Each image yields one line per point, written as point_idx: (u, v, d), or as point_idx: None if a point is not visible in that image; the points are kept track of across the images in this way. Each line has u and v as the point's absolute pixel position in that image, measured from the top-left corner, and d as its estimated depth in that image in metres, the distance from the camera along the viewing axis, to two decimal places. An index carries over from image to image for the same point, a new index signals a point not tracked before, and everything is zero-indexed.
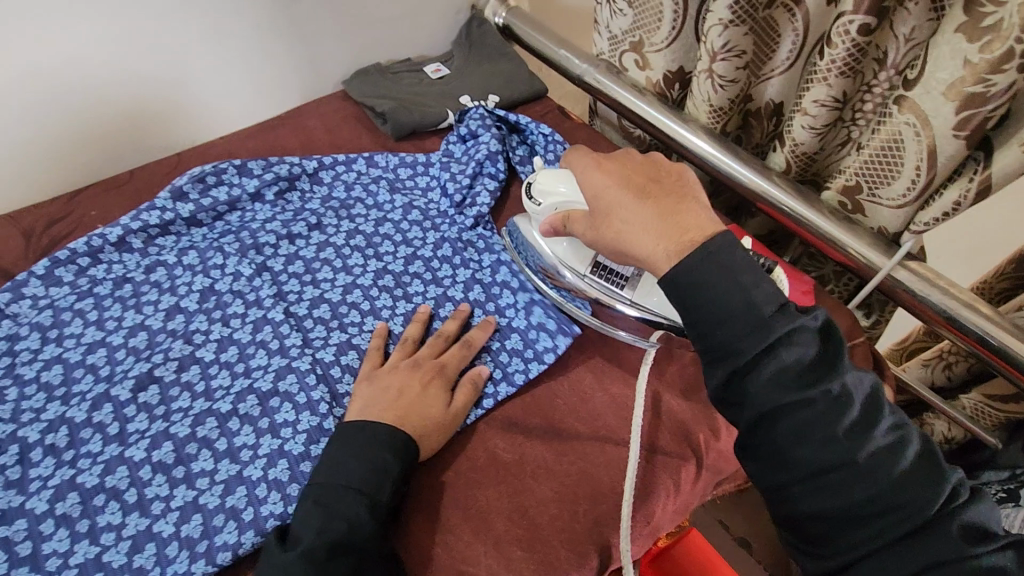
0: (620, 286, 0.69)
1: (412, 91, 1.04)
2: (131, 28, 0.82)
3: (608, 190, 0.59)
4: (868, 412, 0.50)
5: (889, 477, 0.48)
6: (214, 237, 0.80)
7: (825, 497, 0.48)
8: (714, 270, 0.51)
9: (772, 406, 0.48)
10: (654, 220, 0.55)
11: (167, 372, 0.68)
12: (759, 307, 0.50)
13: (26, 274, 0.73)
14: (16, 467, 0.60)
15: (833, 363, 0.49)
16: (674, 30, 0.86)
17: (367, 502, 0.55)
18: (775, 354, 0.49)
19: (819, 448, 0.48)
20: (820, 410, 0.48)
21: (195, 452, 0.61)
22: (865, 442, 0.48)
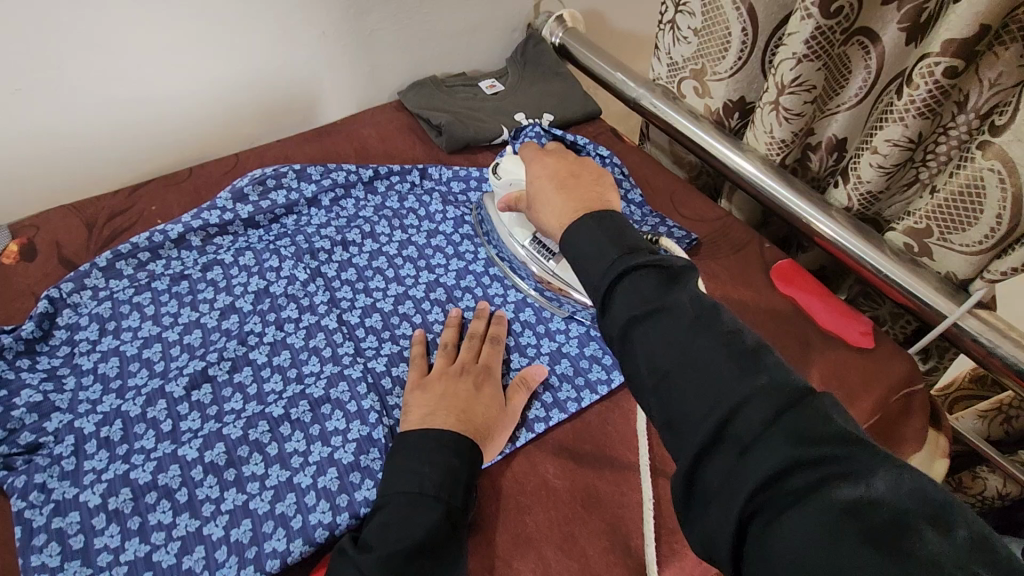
0: (548, 258, 0.76)
1: (467, 105, 1.04)
2: (205, 30, 0.84)
3: (536, 180, 0.68)
4: (707, 319, 0.48)
5: (717, 375, 0.45)
6: (270, 239, 0.81)
7: (670, 408, 0.46)
8: (588, 229, 0.57)
9: (627, 322, 0.50)
10: (560, 204, 0.63)
11: (220, 372, 0.68)
12: (610, 248, 0.54)
13: (89, 265, 0.74)
14: (71, 458, 0.60)
15: (676, 283, 0.50)
16: (740, 60, 0.85)
17: (445, 508, 0.55)
18: (622, 281, 0.52)
19: (661, 355, 0.47)
20: (663, 320, 0.48)
21: (247, 455, 0.61)
22: (702, 343, 0.46)
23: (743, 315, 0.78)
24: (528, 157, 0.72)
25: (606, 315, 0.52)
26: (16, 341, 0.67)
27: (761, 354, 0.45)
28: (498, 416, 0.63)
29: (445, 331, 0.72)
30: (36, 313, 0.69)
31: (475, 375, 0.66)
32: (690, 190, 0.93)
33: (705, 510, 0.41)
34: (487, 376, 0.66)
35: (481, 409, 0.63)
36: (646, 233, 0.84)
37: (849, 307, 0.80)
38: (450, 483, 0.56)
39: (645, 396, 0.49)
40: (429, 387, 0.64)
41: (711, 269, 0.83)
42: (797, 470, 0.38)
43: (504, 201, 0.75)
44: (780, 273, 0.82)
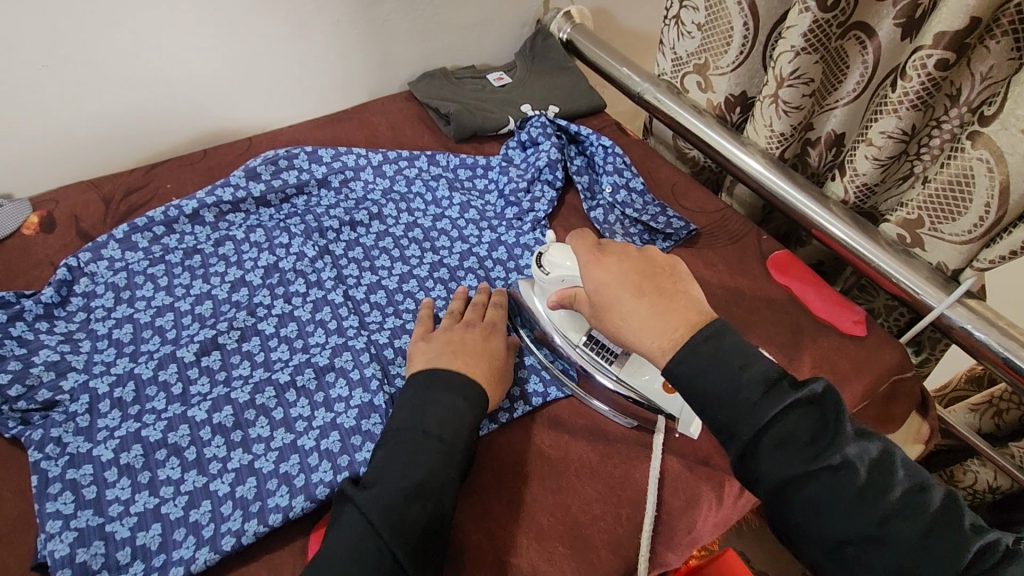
0: (608, 362, 0.66)
1: (476, 96, 1.07)
2: (225, 17, 0.87)
3: (605, 285, 0.59)
4: (878, 479, 0.48)
5: (912, 551, 0.47)
6: (281, 218, 0.84)
7: (848, 573, 0.48)
8: (701, 359, 0.52)
9: (785, 480, 0.49)
10: (651, 323, 0.55)
11: (229, 340, 0.70)
12: (746, 389, 0.50)
13: (107, 237, 0.77)
14: (85, 416, 0.62)
15: (833, 430, 0.49)
16: (741, 54, 0.88)
17: (447, 446, 0.57)
18: (770, 430, 0.49)
19: (838, 524, 0.48)
20: (827, 481, 0.48)
21: (253, 418, 0.63)
22: (880, 509, 0.47)
23: (739, 302, 0.80)
24: (582, 254, 0.61)
25: (753, 465, 0.50)
26: (36, 304, 0.70)
27: (950, 521, 0.48)
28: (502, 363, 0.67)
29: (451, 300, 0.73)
30: (55, 280, 0.72)
31: (482, 330, 0.69)
32: (690, 183, 0.95)
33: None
34: (494, 331, 0.69)
35: (488, 357, 0.66)
36: (646, 222, 0.87)
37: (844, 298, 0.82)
38: (455, 423, 0.58)
39: (810, 552, 0.50)
40: (434, 338, 0.67)
41: (709, 257, 0.85)
42: None
43: (559, 298, 0.66)
44: (775, 263, 0.84)
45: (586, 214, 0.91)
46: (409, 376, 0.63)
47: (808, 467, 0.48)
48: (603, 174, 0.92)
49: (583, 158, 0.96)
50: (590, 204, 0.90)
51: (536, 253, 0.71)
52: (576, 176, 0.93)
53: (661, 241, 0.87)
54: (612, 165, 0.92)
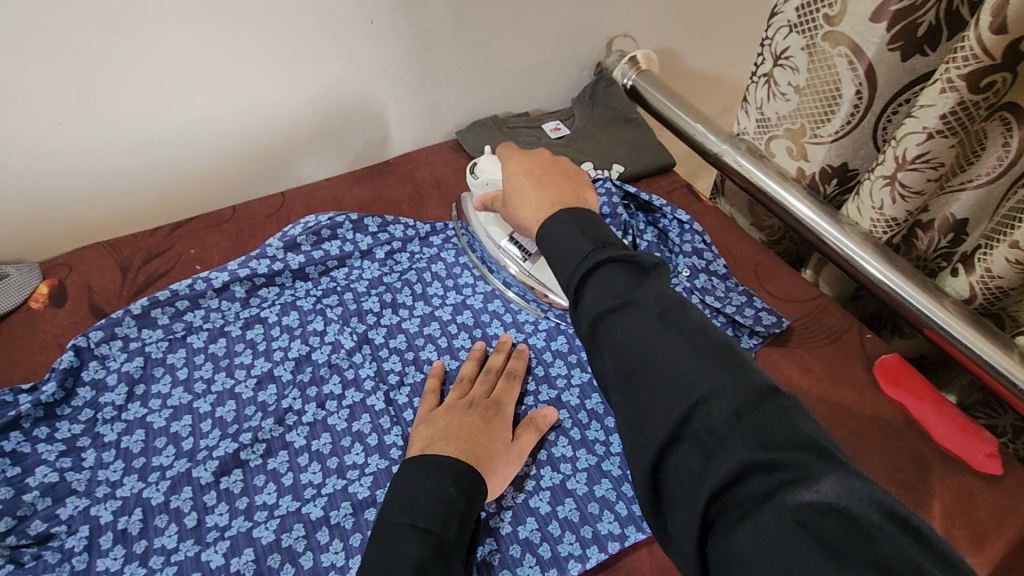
0: (524, 258, 0.75)
1: (530, 150, 0.96)
2: (258, 68, 0.77)
3: (514, 177, 0.64)
4: (675, 312, 0.45)
5: (681, 370, 0.42)
6: (317, 296, 0.74)
7: (631, 404, 0.43)
8: (560, 222, 0.53)
9: (596, 317, 0.46)
10: (535, 202, 0.60)
11: (253, 456, 0.60)
12: (582, 243, 0.50)
13: (122, 311, 0.66)
14: (83, 555, 0.53)
15: (648, 279, 0.47)
16: (848, 125, 0.76)
17: (434, 541, 0.50)
18: (595, 276, 0.48)
19: (630, 351, 0.44)
20: (630, 317, 0.45)
21: (278, 567, 0.54)
22: (671, 339, 0.44)
23: (845, 423, 0.68)
24: (504, 156, 0.68)
25: (575, 311, 0.48)
26: (35, 406, 0.60)
27: (725, 350, 0.43)
28: (504, 447, 0.61)
29: (465, 363, 0.69)
30: (60, 370, 0.62)
31: (484, 408, 0.63)
32: (776, 262, 0.83)
33: (673, 514, 0.39)
34: (497, 412, 0.63)
35: (484, 441, 0.60)
36: (731, 314, 0.75)
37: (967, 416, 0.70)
38: (444, 515, 0.51)
39: (608, 394, 0.46)
40: (434, 420, 0.61)
41: (804, 359, 0.74)
42: (755, 476, 0.36)
43: (481, 201, 0.73)
44: (884, 371, 0.72)
45: None
46: (411, 458, 0.57)
47: (615, 301, 0.46)
48: (678, 254, 0.81)
49: (654, 230, 0.84)
50: None
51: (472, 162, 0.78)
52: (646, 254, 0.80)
53: (747, 337, 0.75)
54: (690, 245, 0.81)
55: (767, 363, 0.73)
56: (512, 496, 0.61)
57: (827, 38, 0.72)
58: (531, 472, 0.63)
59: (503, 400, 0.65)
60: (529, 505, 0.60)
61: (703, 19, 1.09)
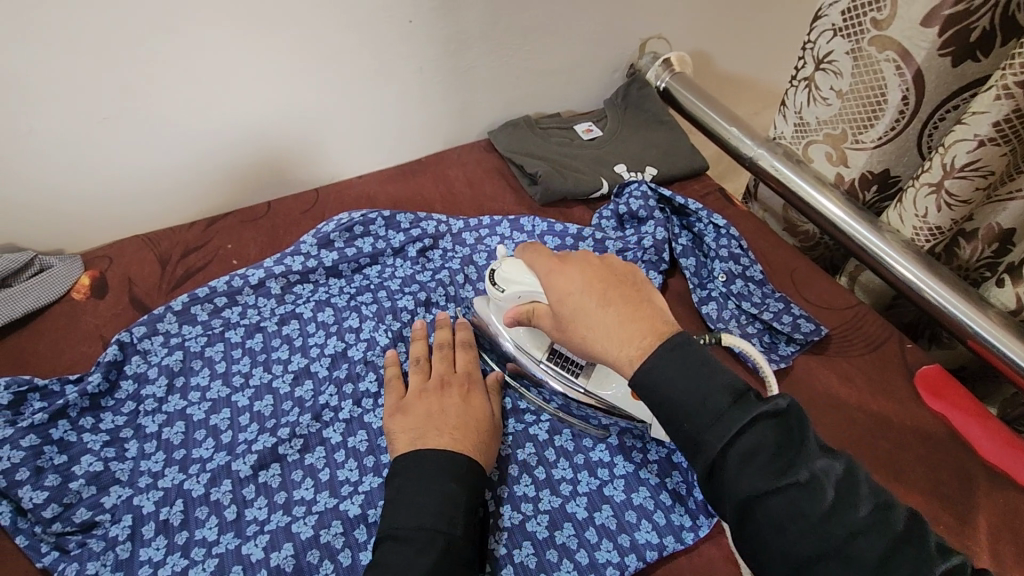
0: (575, 375, 0.65)
1: (563, 152, 0.95)
2: (297, 66, 0.77)
3: (568, 298, 0.53)
4: (848, 494, 0.43)
5: (876, 562, 0.41)
6: (351, 293, 0.74)
7: None
8: (677, 373, 0.46)
9: (752, 494, 0.43)
10: (618, 334, 0.50)
11: (291, 451, 0.61)
12: (710, 398, 0.45)
13: (164, 308, 0.68)
14: (126, 544, 0.54)
15: (798, 443, 0.44)
16: (892, 130, 0.74)
17: (443, 541, 0.50)
18: (738, 444, 0.44)
19: (801, 537, 0.42)
20: (793, 496, 0.43)
21: (317, 563, 0.54)
22: (846, 525, 0.42)
23: (886, 434, 0.68)
24: (541, 268, 0.56)
25: (717, 483, 0.45)
26: (81, 396, 0.61)
27: None
28: (484, 412, 0.62)
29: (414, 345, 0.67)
30: (104, 362, 0.63)
31: (458, 387, 0.63)
32: (813, 269, 0.82)
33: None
34: (471, 385, 0.64)
35: (473, 421, 0.60)
36: (767, 321, 0.74)
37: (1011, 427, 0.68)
38: (449, 513, 0.52)
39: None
40: (414, 408, 0.61)
41: (844, 369, 0.72)
42: None
43: (513, 314, 0.62)
44: (925, 382, 0.71)
45: (692, 306, 0.79)
46: (405, 455, 0.56)
47: (774, 480, 0.43)
48: (714, 259, 0.80)
49: (689, 234, 0.84)
50: (700, 295, 0.78)
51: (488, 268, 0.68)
52: (682, 258, 0.80)
53: (785, 344, 0.74)
54: (726, 249, 0.80)
55: (803, 370, 0.72)
56: (549, 500, 0.61)
57: (874, 43, 0.71)
58: (568, 476, 0.63)
59: (472, 371, 0.65)
60: (566, 510, 0.61)
61: (737, 20, 1.08)
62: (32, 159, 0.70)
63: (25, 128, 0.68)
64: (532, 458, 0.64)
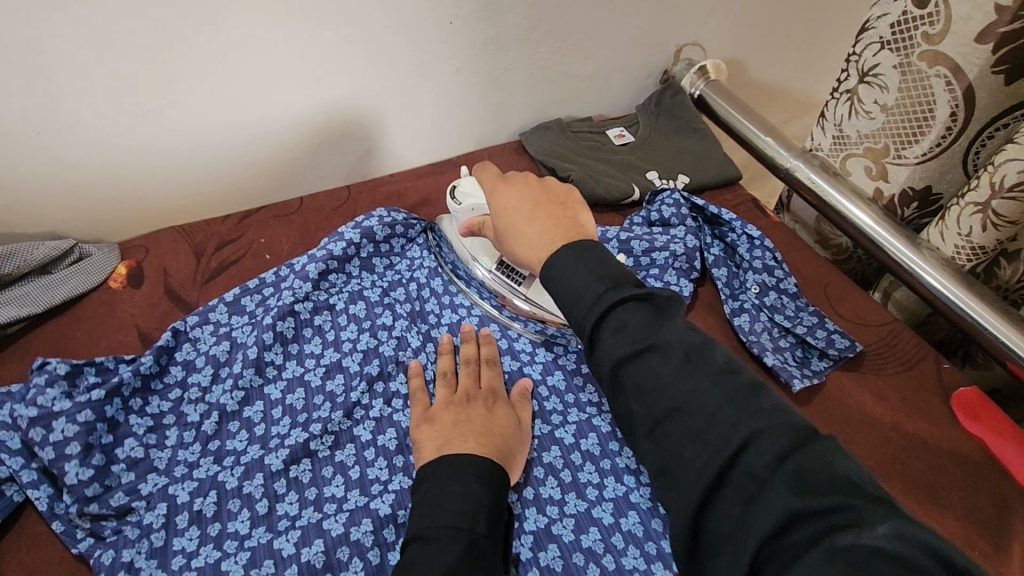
0: (518, 283, 0.72)
1: (595, 157, 0.95)
2: (337, 64, 0.77)
3: (504, 209, 0.59)
4: (701, 356, 0.45)
5: (713, 414, 0.43)
6: (383, 288, 0.74)
7: (663, 452, 0.44)
8: (569, 262, 0.50)
9: (619, 362, 0.46)
10: (535, 238, 0.55)
11: (322, 447, 0.61)
12: (591, 283, 0.49)
13: (216, 299, 0.69)
14: (161, 532, 0.55)
15: (663, 317, 0.47)
16: (938, 147, 0.73)
17: (467, 538, 0.49)
18: (610, 321, 0.47)
19: (653, 397, 0.45)
20: (653, 361, 0.45)
21: (347, 560, 0.54)
22: (697, 381, 0.44)
23: (921, 456, 0.66)
24: (487, 183, 0.62)
25: (594, 355, 0.48)
26: (134, 375, 0.61)
27: None
28: (512, 427, 0.61)
29: (441, 358, 0.67)
30: (157, 345, 0.63)
31: (482, 400, 0.63)
32: (846, 283, 0.81)
33: (715, 560, 0.40)
34: (497, 400, 0.64)
35: (496, 429, 0.60)
36: (801, 335, 0.73)
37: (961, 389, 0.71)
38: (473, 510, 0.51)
39: (637, 439, 0.47)
40: (439, 419, 0.60)
41: (880, 388, 0.71)
42: (802, 523, 0.37)
43: (468, 225, 0.66)
44: (962, 404, 0.69)
45: (724, 316, 0.78)
46: (430, 459, 0.56)
47: (637, 348, 0.46)
48: (747, 270, 0.79)
49: (721, 245, 0.83)
50: (732, 306, 0.77)
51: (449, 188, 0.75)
52: (715, 268, 0.80)
53: (818, 359, 0.73)
54: (760, 261, 0.79)
55: (837, 386, 0.71)
56: (574, 504, 0.61)
57: (924, 58, 0.69)
58: (594, 480, 0.63)
59: (496, 387, 0.65)
60: (592, 515, 0.60)
61: (775, 28, 1.06)
62: (77, 148, 0.71)
63: (72, 119, 0.69)
64: (558, 460, 0.64)
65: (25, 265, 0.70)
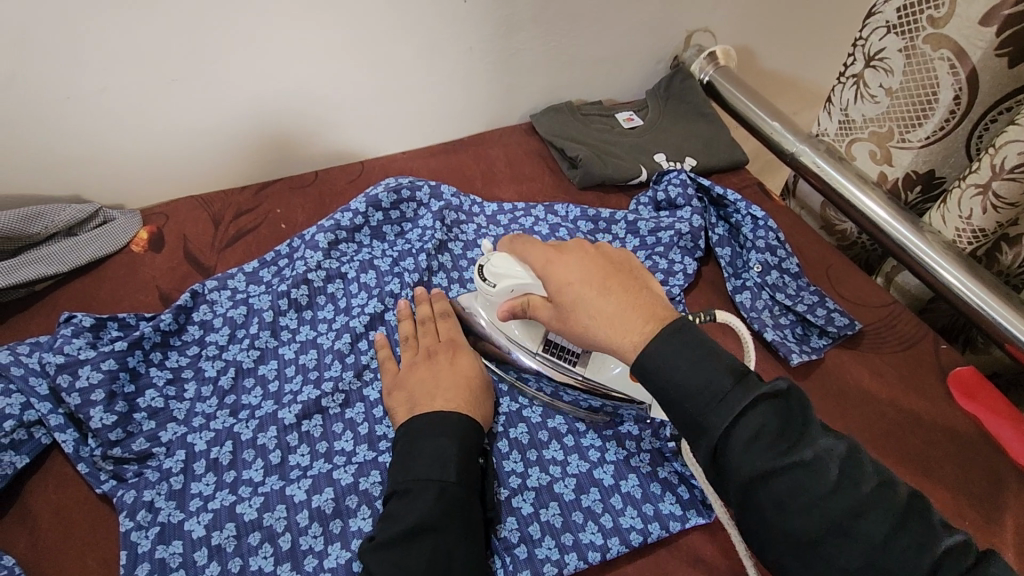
0: (572, 363, 0.65)
1: (604, 139, 0.97)
2: (355, 40, 0.79)
3: (566, 283, 0.52)
4: (850, 473, 0.44)
5: (882, 545, 0.42)
6: (394, 257, 0.76)
7: (818, 573, 0.43)
8: (682, 356, 0.46)
9: (757, 474, 0.43)
10: (616, 316, 0.49)
11: (333, 404, 0.63)
12: (716, 381, 0.45)
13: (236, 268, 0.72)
14: (179, 476, 0.58)
15: (799, 425, 0.44)
16: (941, 130, 0.74)
17: (438, 488, 0.52)
18: (741, 428, 0.44)
19: (803, 518, 0.43)
20: (798, 477, 0.43)
21: (355, 507, 0.57)
22: (848, 502, 0.43)
23: (915, 431, 0.68)
24: (535, 257, 0.55)
25: (720, 461, 0.45)
26: (154, 331, 0.64)
27: None
28: (471, 373, 0.63)
29: (402, 324, 0.68)
30: (176, 305, 0.66)
31: (444, 354, 0.64)
32: (848, 266, 0.82)
33: None
34: (457, 349, 0.65)
35: (459, 379, 0.62)
36: (801, 313, 0.75)
37: (970, 374, 0.70)
38: (438, 467, 0.53)
39: (778, 555, 0.45)
40: (405, 380, 0.62)
41: (877, 365, 0.73)
42: None
43: (508, 308, 0.60)
44: (959, 383, 0.70)
45: (726, 294, 0.80)
46: (401, 425, 0.58)
47: (781, 461, 0.43)
48: (750, 249, 0.81)
49: (725, 225, 0.84)
50: (734, 284, 0.79)
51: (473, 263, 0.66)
52: (718, 248, 0.81)
53: (817, 337, 0.74)
54: (764, 241, 0.80)
55: (834, 364, 0.73)
56: (577, 464, 0.63)
57: (929, 41, 0.70)
58: (596, 444, 0.64)
59: (457, 339, 0.67)
60: (593, 476, 0.62)
61: (784, 17, 1.07)
62: (103, 117, 0.74)
63: (100, 87, 0.71)
64: (562, 425, 0.66)
65: (53, 225, 0.73)
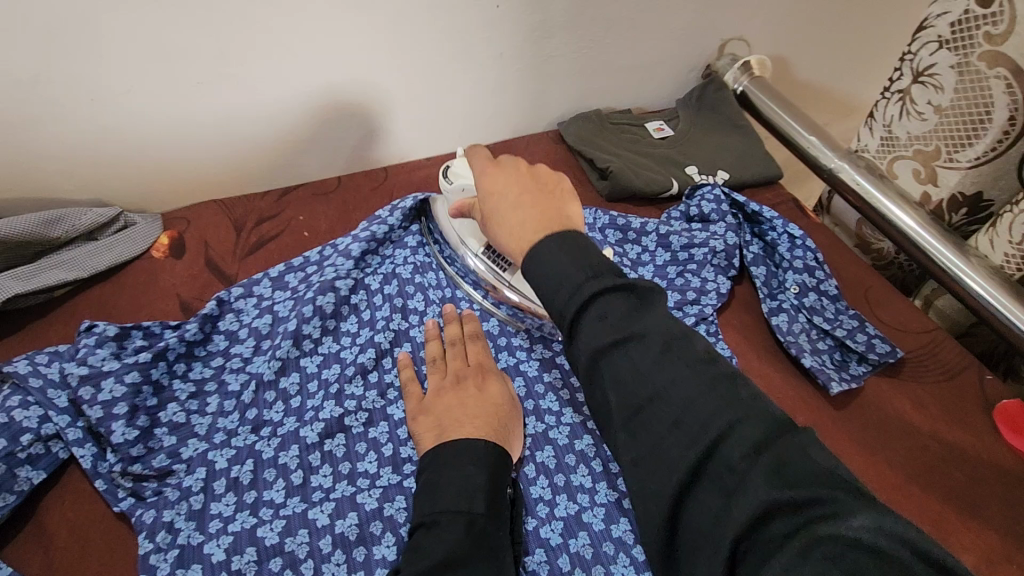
0: (505, 268, 0.69)
1: (634, 150, 0.94)
2: (383, 43, 0.77)
3: (491, 194, 0.57)
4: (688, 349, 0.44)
5: (699, 416, 0.41)
6: (415, 268, 0.74)
7: (638, 443, 0.43)
8: (552, 250, 0.48)
9: (598, 351, 0.44)
10: (517, 226, 0.53)
11: (356, 423, 0.62)
12: (572, 270, 0.47)
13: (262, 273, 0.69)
14: (199, 496, 0.56)
15: (647, 311, 0.45)
16: (993, 151, 0.71)
17: (467, 518, 0.50)
18: (588, 310, 0.45)
19: (630, 389, 0.43)
20: (632, 352, 0.44)
21: (380, 534, 0.55)
22: (690, 378, 0.43)
23: (960, 467, 0.65)
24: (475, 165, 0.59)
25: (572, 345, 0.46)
26: (179, 342, 0.62)
27: None
28: (502, 401, 0.61)
29: (428, 344, 0.66)
30: (202, 313, 0.64)
31: (474, 379, 0.62)
32: (888, 290, 0.79)
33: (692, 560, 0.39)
34: (486, 375, 0.63)
35: (489, 408, 0.59)
36: (841, 338, 0.72)
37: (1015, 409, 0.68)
38: (467, 496, 0.51)
39: (615, 434, 0.45)
40: (434, 407, 0.60)
41: (918, 395, 0.70)
42: (779, 516, 0.36)
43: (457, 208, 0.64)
44: (1004, 418, 0.68)
45: (760, 314, 0.77)
46: (430, 448, 0.56)
47: (619, 337, 0.44)
48: (787, 269, 0.78)
49: (759, 242, 0.81)
50: (770, 306, 0.76)
51: (444, 167, 0.73)
52: (754, 267, 0.79)
53: (856, 364, 0.71)
54: (801, 261, 0.78)
55: (875, 393, 0.70)
56: (606, 493, 0.61)
57: (984, 58, 0.67)
58: None
59: (485, 363, 0.64)
60: (622, 506, 0.60)
61: (823, 25, 1.04)
62: (125, 118, 0.72)
63: (124, 89, 0.69)
64: (590, 448, 0.64)
65: (73, 229, 0.71)
